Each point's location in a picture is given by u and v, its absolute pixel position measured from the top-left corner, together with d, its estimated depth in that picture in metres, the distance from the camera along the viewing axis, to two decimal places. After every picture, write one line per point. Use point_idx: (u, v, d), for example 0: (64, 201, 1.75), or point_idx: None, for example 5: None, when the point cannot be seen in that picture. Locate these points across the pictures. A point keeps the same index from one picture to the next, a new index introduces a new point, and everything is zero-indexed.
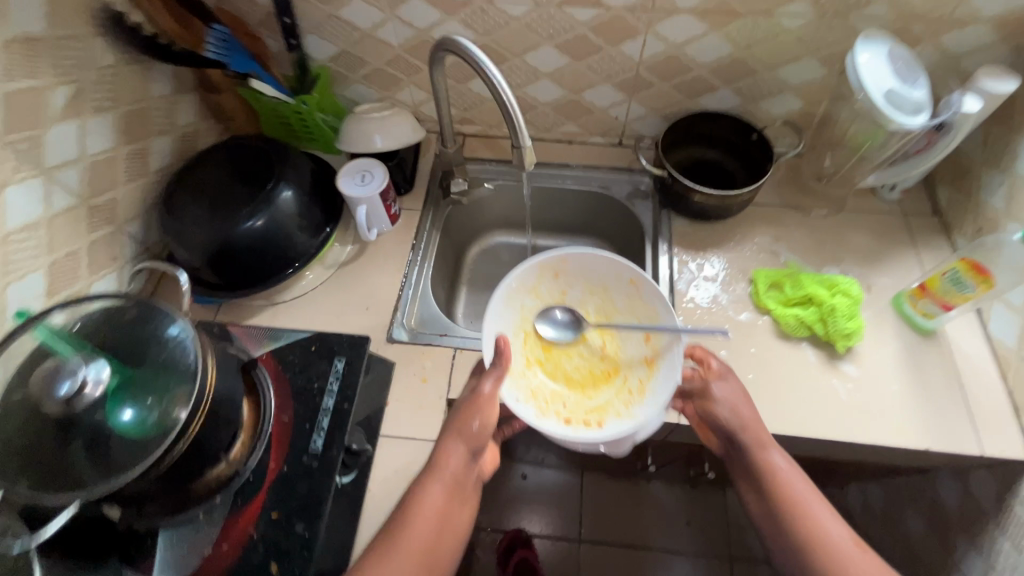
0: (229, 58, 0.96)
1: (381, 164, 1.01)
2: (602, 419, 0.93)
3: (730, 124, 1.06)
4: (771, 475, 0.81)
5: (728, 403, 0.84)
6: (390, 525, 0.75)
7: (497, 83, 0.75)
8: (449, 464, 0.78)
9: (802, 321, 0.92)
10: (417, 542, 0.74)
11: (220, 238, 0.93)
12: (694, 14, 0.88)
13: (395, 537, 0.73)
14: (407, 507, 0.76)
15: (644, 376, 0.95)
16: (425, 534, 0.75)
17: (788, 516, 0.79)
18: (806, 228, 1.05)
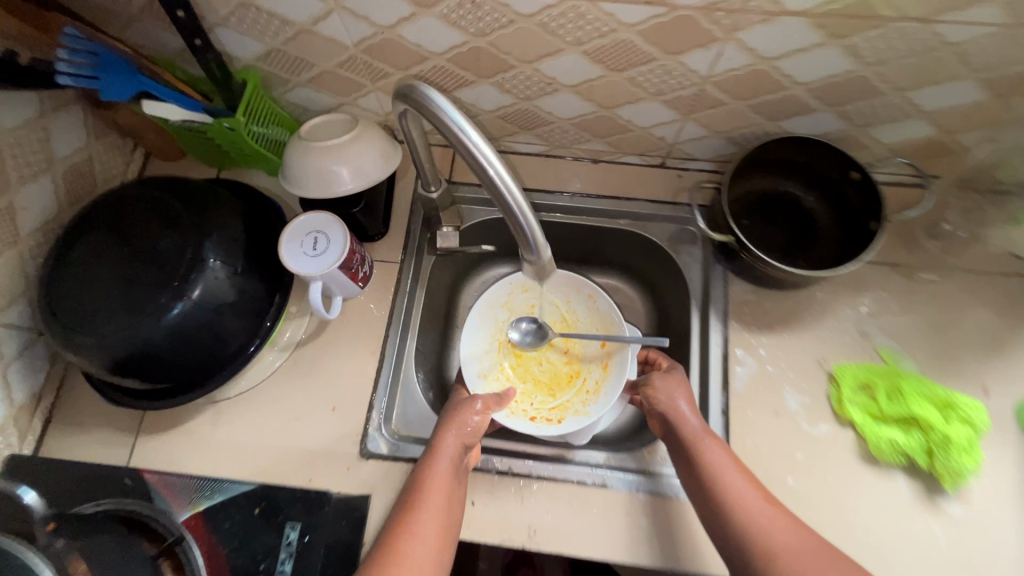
0: (103, 82, 0.67)
1: (340, 225, 0.74)
2: (563, 417, 0.88)
3: (820, 154, 0.77)
4: (700, 466, 0.68)
5: (665, 394, 0.75)
6: (399, 518, 0.66)
7: (496, 171, 0.46)
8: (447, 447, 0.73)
9: (899, 448, 0.70)
10: (431, 528, 0.65)
11: (136, 345, 0.68)
12: (807, 19, 0.56)
13: (404, 527, 0.65)
14: (412, 494, 0.68)
15: (602, 375, 0.90)
16: (438, 520, 0.66)
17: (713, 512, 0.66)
18: (907, 298, 0.80)
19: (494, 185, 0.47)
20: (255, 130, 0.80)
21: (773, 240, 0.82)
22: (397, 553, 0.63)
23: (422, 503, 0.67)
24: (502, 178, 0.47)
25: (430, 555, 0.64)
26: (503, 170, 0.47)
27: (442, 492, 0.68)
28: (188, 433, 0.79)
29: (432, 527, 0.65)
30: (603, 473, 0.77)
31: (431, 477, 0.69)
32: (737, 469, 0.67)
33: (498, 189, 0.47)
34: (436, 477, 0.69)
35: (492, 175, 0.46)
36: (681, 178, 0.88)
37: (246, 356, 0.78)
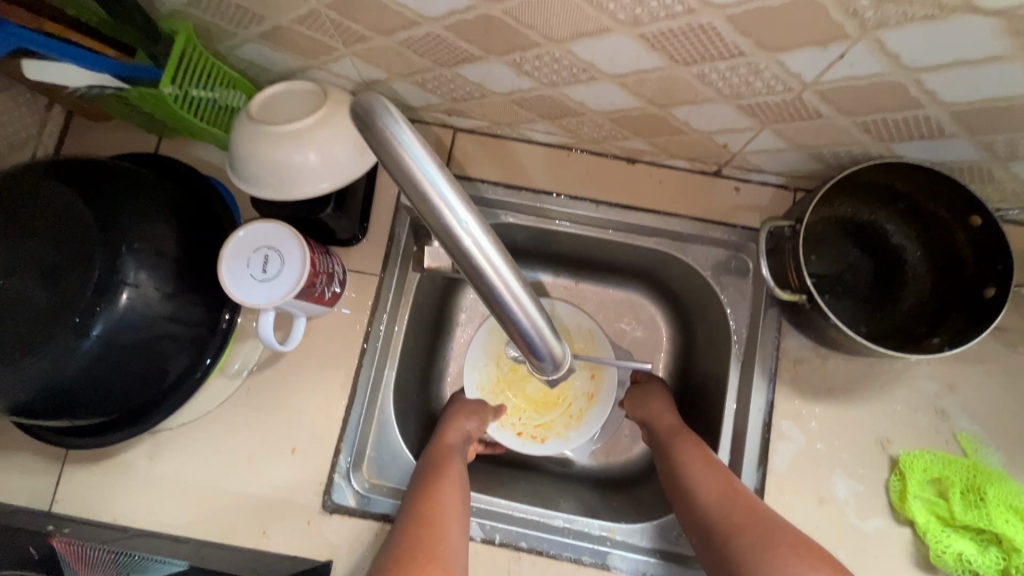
0: None
1: (297, 240, 0.58)
2: (549, 437, 0.79)
3: (932, 187, 0.58)
4: (676, 463, 0.62)
5: (645, 404, 0.71)
6: (419, 489, 0.60)
7: (472, 247, 0.30)
8: (454, 431, 0.68)
9: (969, 564, 0.58)
10: (457, 491, 0.60)
11: (40, 386, 0.54)
12: (1000, 21, 0.36)
13: (428, 495, 0.58)
14: (426, 469, 0.62)
15: (588, 402, 0.80)
16: (461, 487, 0.60)
17: (689, 508, 0.58)
18: (1001, 371, 0.64)
19: (499, 300, 0.32)
20: (191, 93, 0.62)
21: (847, 287, 0.65)
22: (428, 516, 0.56)
23: (444, 473, 0.61)
24: (511, 293, 0.32)
25: (454, 519, 0.57)
26: (513, 280, 0.32)
27: (459, 465, 0.63)
28: (122, 469, 0.67)
29: (455, 493, 0.59)
30: (606, 550, 0.65)
31: (444, 454, 0.64)
32: (700, 458, 0.60)
33: (505, 307, 0.32)
34: (447, 453, 0.65)
35: (497, 289, 0.32)
36: (739, 192, 0.69)
37: (198, 377, 0.65)
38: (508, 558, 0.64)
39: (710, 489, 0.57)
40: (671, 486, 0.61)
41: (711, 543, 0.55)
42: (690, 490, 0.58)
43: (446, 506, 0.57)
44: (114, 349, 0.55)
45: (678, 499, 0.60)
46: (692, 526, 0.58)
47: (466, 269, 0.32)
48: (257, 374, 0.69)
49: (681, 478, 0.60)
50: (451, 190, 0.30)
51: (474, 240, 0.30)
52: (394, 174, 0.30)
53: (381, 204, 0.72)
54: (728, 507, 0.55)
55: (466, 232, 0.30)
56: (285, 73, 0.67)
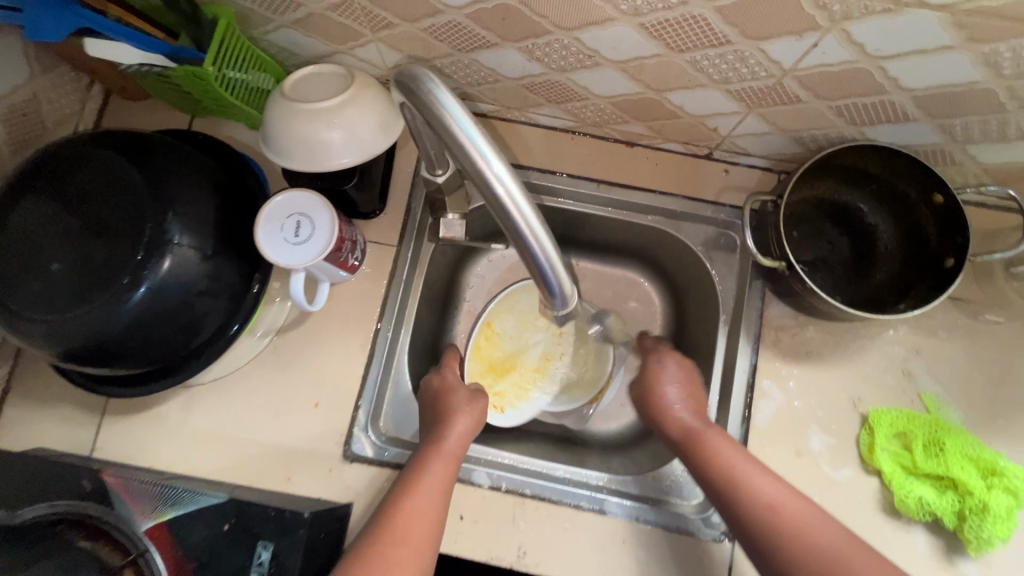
0: (34, 26, 0.55)
1: (326, 208, 0.64)
2: (505, 407, 0.84)
3: (900, 168, 0.64)
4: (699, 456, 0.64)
5: (649, 371, 0.74)
6: (398, 494, 0.62)
7: (498, 187, 0.36)
8: (456, 432, 0.68)
9: (928, 507, 0.64)
10: (430, 497, 0.62)
11: (94, 333, 0.59)
12: (945, 15, 0.42)
13: (402, 508, 0.61)
14: (414, 471, 0.64)
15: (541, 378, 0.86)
16: (436, 492, 0.62)
17: (790, 551, 0.56)
18: (962, 339, 0.71)
19: (522, 237, 0.38)
20: (229, 75, 0.67)
21: (825, 261, 0.71)
22: (401, 533, 0.59)
23: (423, 485, 0.62)
24: (532, 232, 0.38)
25: (428, 526, 0.60)
26: (540, 230, 0.38)
27: (446, 476, 0.64)
28: (157, 420, 0.72)
29: (430, 512, 0.61)
30: (602, 497, 0.71)
31: (435, 459, 0.65)
32: (732, 452, 0.63)
33: (525, 243, 0.38)
34: (439, 459, 0.65)
35: (521, 228, 0.37)
36: (728, 174, 0.75)
37: (232, 337, 0.70)
38: (513, 504, 0.70)
39: (810, 528, 0.57)
40: (741, 517, 0.59)
41: (785, 565, 0.56)
42: (786, 531, 0.57)
43: (417, 524, 0.60)
44: (162, 303, 0.61)
45: (773, 537, 0.57)
46: (780, 568, 0.56)
47: (496, 211, 0.37)
48: (283, 335, 0.75)
49: (772, 514, 0.58)
50: (486, 144, 0.36)
51: (505, 188, 0.36)
52: (434, 124, 0.36)
53: (398, 181, 0.78)
54: (838, 550, 0.56)
55: (497, 180, 0.36)
56: (312, 57, 0.73)
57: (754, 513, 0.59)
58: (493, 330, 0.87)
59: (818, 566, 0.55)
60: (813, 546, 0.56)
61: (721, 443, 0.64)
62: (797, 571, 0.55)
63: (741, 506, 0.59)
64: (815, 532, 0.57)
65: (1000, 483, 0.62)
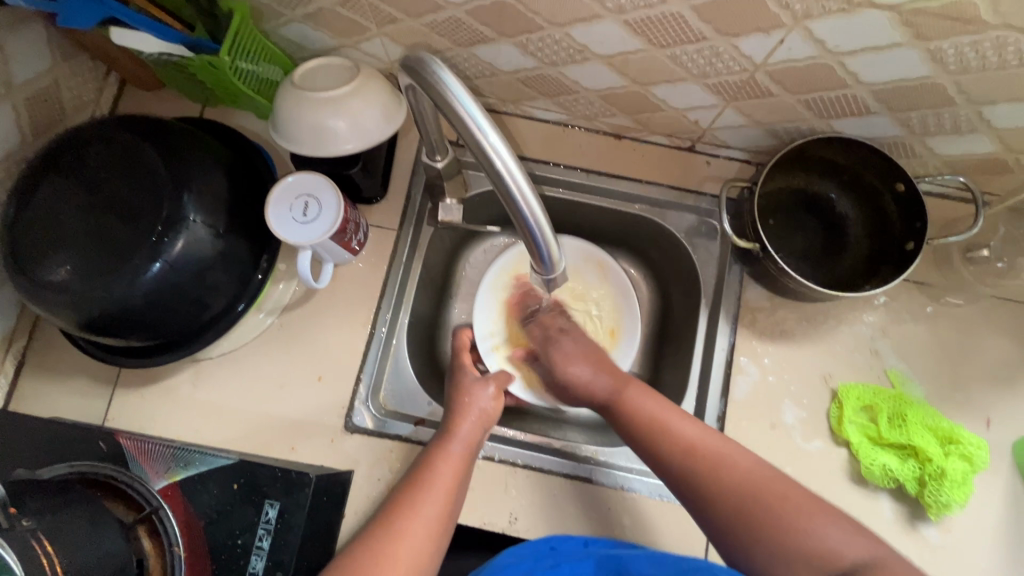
0: (65, 11, 0.60)
1: (333, 189, 0.68)
2: None
3: (865, 159, 0.70)
4: (626, 412, 0.66)
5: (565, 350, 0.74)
6: (404, 492, 0.61)
7: (494, 152, 0.40)
8: (464, 427, 0.67)
9: (892, 474, 0.69)
10: (439, 498, 0.60)
11: (110, 304, 0.63)
12: (893, 15, 0.48)
13: (406, 503, 0.60)
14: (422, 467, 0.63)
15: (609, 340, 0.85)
16: (444, 492, 0.61)
17: (707, 489, 0.59)
18: (925, 320, 0.76)
19: (514, 203, 0.42)
20: (241, 66, 0.71)
21: (798, 246, 0.77)
22: (403, 527, 0.58)
23: (433, 483, 0.61)
24: (523, 199, 0.41)
25: (430, 522, 0.59)
26: (532, 198, 0.42)
27: (455, 472, 0.63)
28: (167, 392, 0.76)
29: (438, 509, 0.60)
30: (590, 466, 0.76)
31: (442, 457, 0.63)
32: (655, 405, 0.65)
33: (516, 207, 0.42)
34: (451, 457, 0.64)
35: (513, 193, 0.41)
36: (709, 165, 0.80)
37: (240, 314, 0.74)
38: (505, 473, 0.74)
39: (728, 462, 0.60)
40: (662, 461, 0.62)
41: (710, 502, 0.59)
42: (708, 466, 0.60)
43: (421, 521, 0.59)
44: (177, 277, 0.65)
45: (699, 481, 0.60)
46: (704, 504, 0.59)
47: (493, 179, 0.41)
48: (288, 312, 0.79)
49: (691, 454, 0.61)
50: (484, 117, 0.40)
51: (500, 157, 0.40)
52: (438, 101, 0.41)
53: (400, 169, 0.83)
54: (758, 483, 0.59)
55: (492, 148, 0.40)
56: (321, 51, 0.77)
57: (670, 455, 0.62)
58: (522, 307, 0.89)
59: (747, 500, 0.58)
60: (739, 484, 0.59)
61: (639, 398, 0.66)
62: (722, 506, 0.58)
63: (664, 452, 0.62)
64: (731, 466, 0.60)
65: (957, 450, 0.68)
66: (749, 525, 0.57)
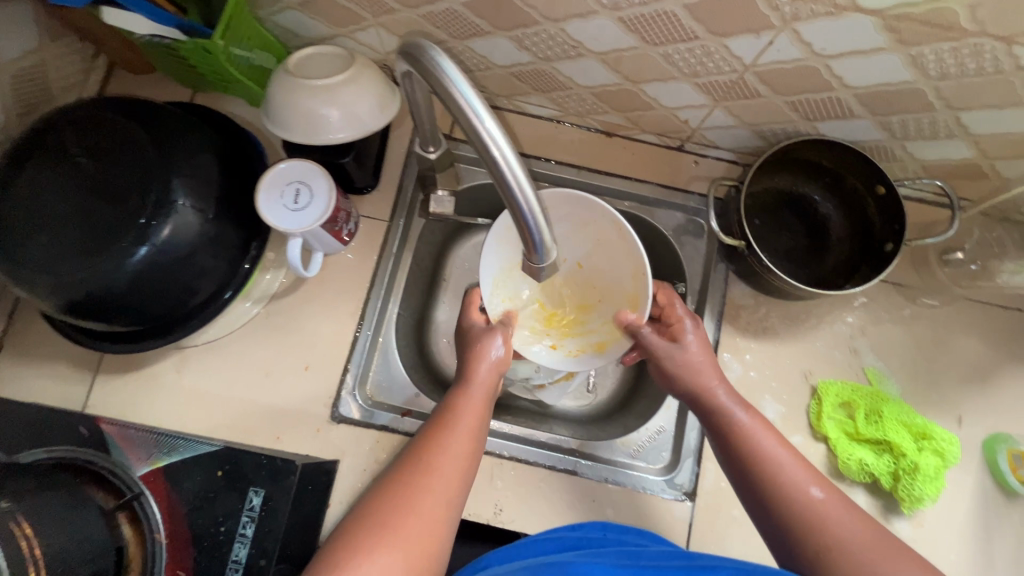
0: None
1: (322, 175, 0.68)
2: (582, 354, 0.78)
3: (849, 162, 0.72)
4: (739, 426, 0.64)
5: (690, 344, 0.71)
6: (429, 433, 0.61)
7: (488, 140, 0.40)
8: (483, 372, 0.68)
9: (868, 469, 0.71)
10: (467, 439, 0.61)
11: (94, 287, 0.62)
12: (877, 19, 0.49)
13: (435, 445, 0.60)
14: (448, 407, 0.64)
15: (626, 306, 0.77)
16: (472, 432, 0.62)
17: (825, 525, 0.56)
18: (902, 320, 0.78)
19: (509, 190, 0.42)
20: (234, 52, 0.71)
21: (783, 247, 0.79)
22: (432, 467, 0.58)
23: (459, 422, 0.62)
24: (516, 179, 0.41)
25: (459, 464, 0.59)
26: (521, 176, 0.42)
27: (479, 413, 0.64)
28: (149, 378, 0.75)
29: (464, 448, 0.60)
30: (575, 459, 0.76)
31: (466, 400, 0.65)
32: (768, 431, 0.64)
33: (509, 189, 0.42)
34: (473, 399, 0.65)
35: (508, 180, 0.41)
36: (698, 165, 0.82)
37: (228, 300, 0.74)
38: (491, 464, 0.75)
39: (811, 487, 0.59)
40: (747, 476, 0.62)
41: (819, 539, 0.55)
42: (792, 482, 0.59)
43: (450, 458, 0.59)
44: (164, 262, 0.64)
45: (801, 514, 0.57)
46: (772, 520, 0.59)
47: (487, 165, 0.41)
48: (276, 300, 0.79)
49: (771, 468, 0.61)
50: (481, 104, 0.40)
51: (496, 142, 0.40)
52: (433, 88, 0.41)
53: (392, 160, 0.83)
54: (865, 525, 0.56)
55: (490, 134, 0.40)
56: (315, 39, 0.77)
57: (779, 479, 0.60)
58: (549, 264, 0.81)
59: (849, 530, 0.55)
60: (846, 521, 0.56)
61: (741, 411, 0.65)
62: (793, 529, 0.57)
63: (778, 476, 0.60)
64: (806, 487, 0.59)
65: (929, 446, 0.70)
66: (805, 545, 0.56)
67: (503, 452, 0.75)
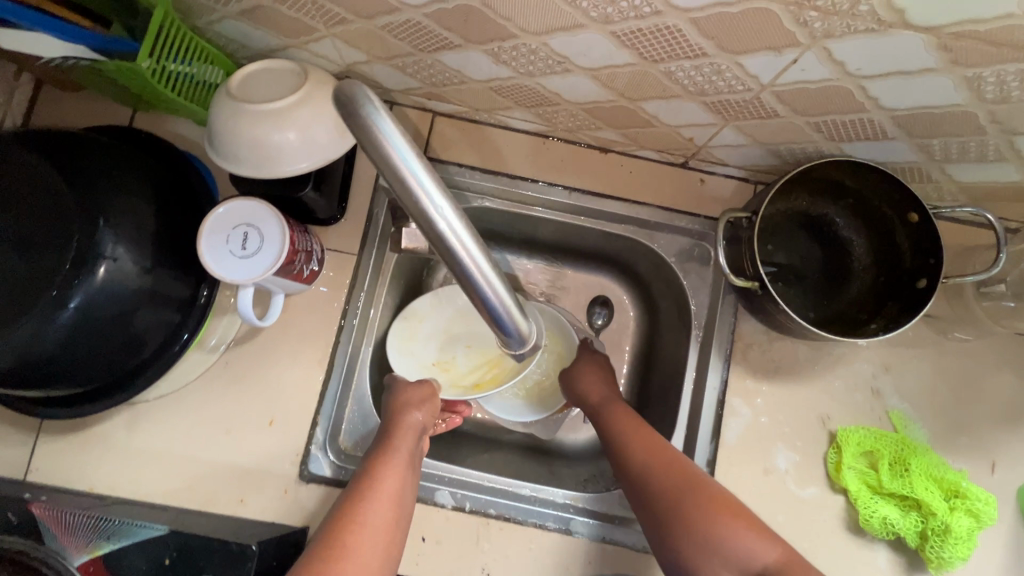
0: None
1: (272, 216, 0.59)
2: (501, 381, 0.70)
3: (877, 185, 0.63)
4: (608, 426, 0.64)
5: (577, 377, 0.72)
6: (346, 507, 0.54)
7: (433, 221, 0.33)
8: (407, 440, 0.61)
9: (892, 527, 0.64)
10: (388, 512, 0.55)
11: (12, 357, 0.53)
12: (931, 37, 0.40)
13: (354, 519, 0.53)
14: (368, 477, 0.57)
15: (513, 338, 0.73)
16: (393, 507, 0.55)
17: (660, 493, 0.56)
18: (931, 356, 0.71)
19: (473, 284, 0.35)
20: (168, 68, 0.61)
21: (799, 276, 0.70)
22: (344, 548, 0.51)
23: (380, 491, 0.56)
24: (481, 272, 0.35)
25: (378, 544, 0.53)
26: (486, 265, 0.35)
27: (402, 481, 0.58)
28: (95, 438, 0.68)
29: (385, 523, 0.54)
30: (570, 516, 0.70)
31: (392, 466, 0.58)
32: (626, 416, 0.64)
33: (474, 284, 0.35)
34: (394, 465, 0.58)
35: (470, 272, 0.35)
36: (703, 184, 0.73)
37: (180, 351, 0.66)
38: (478, 525, 0.68)
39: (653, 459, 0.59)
40: (627, 486, 0.60)
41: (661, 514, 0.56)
42: (638, 464, 0.59)
43: (368, 537, 0.52)
44: (93, 320, 0.55)
45: (647, 486, 0.58)
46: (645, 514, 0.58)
47: (440, 250, 0.34)
48: (235, 348, 0.71)
49: (626, 452, 0.61)
50: (428, 176, 0.33)
51: (449, 225, 0.33)
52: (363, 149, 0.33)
53: (359, 186, 0.74)
54: (691, 484, 0.56)
55: (439, 214, 0.33)
56: (264, 50, 0.67)
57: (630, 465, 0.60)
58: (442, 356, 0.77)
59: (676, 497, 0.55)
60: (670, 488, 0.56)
61: (615, 413, 0.65)
62: (657, 521, 0.56)
63: (625, 454, 0.61)
64: (658, 473, 0.58)
65: (962, 505, 0.63)
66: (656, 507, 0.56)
67: (492, 512, 0.69)
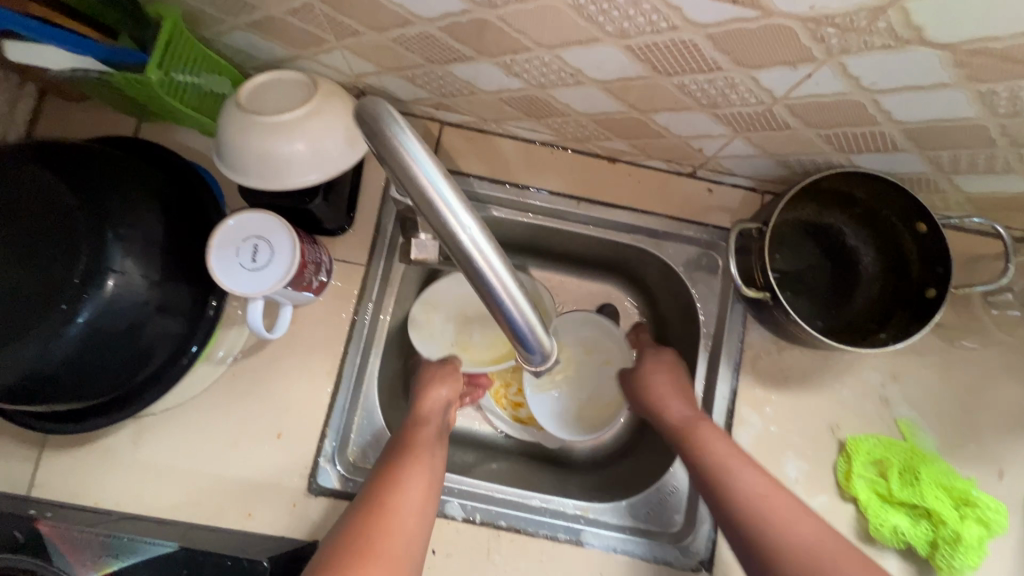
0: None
1: (282, 229, 0.59)
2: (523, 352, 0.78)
3: (885, 195, 0.63)
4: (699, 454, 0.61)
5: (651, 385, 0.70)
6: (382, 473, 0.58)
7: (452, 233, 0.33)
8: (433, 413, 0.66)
9: (902, 535, 0.64)
10: (422, 473, 0.58)
11: (19, 374, 0.52)
12: (946, 54, 0.40)
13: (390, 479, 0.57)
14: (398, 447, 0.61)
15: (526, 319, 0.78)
16: (426, 470, 0.59)
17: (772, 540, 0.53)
18: (938, 365, 0.71)
19: (496, 301, 0.35)
20: (177, 79, 0.61)
21: (807, 286, 0.71)
22: (384, 504, 0.54)
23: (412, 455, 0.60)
24: (505, 288, 0.34)
25: (416, 502, 0.56)
26: (509, 279, 0.35)
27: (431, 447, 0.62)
28: (99, 453, 0.67)
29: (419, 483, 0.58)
30: (580, 528, 0.70)
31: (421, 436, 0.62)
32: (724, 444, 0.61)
33: (497, 301, 0.35)
34: (423, 435, 0.63)
35: (495, 290, 0.34)
36: (711, 193, 0.73)
37: (187, 364, 0.65)
38: (488, 536, 0.68)
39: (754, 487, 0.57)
40: (722, 521, 0.58)
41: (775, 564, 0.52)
42: (745, 504, 0.56)
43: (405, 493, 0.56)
44: (102, 335, 0.55)
45: (756, 531, 0.54)
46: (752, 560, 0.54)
47: (464, 266, 0.34)
48: (242, 360, 0.70)
49: (734, 489, 0.57)
50: (452, 194, 0.33)
51: (471, 238, 0.33)
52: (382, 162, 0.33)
53: (367, 196, 0.74)
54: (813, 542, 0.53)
55: (461, 228, 0.33)
56: (272, 61, 0.67)
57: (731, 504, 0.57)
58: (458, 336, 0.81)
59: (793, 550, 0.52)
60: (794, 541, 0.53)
61: (712, 438, 0.62)
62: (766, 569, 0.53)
63: (727, 493, 0.57)
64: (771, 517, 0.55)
65: (972, 513, 0.63)
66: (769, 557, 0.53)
67: (501, 523, 0.68)
